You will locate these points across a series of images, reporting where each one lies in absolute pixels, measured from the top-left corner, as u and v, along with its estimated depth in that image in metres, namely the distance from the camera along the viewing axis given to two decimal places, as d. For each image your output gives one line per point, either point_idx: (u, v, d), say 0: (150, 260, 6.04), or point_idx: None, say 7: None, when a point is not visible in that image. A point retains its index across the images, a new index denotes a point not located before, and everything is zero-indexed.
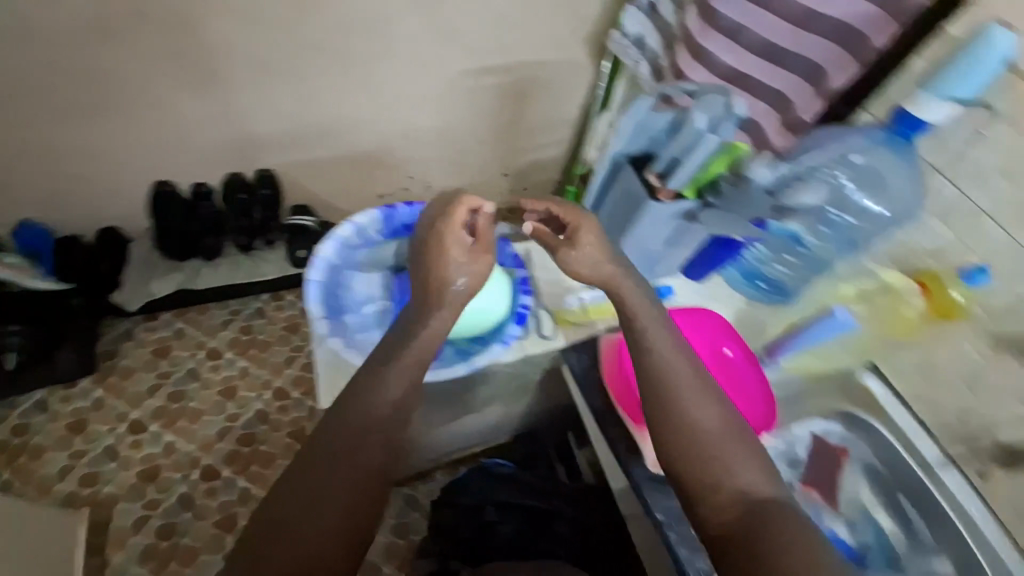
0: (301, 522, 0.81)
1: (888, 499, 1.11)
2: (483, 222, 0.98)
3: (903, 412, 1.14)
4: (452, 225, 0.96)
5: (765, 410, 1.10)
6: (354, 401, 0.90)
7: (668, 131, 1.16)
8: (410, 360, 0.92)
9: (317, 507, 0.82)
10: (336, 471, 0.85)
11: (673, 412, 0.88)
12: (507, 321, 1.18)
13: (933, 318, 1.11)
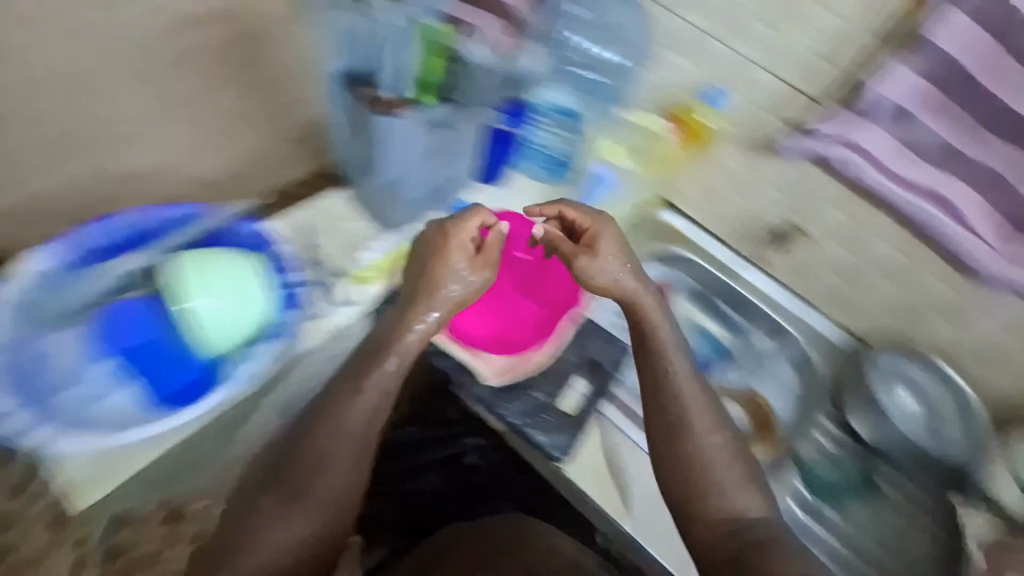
0: (256, 544, 0.82)
1: (721, 343, 1.29)
2: (491, 248, 0.93)
3: (711, 242, 1.28)
4: (461, 235, 0.92)
5: (561, 298, 1.15)
6: (342, 411, 0.88)
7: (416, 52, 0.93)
8: (396, 361, 0.89)
9: (282, 531, 0.82)
10: (329, 472, 0.86)
11: (674, 428, 0.88)
12: (278, 309, 0.92)
13: (686, 143, 1.13)
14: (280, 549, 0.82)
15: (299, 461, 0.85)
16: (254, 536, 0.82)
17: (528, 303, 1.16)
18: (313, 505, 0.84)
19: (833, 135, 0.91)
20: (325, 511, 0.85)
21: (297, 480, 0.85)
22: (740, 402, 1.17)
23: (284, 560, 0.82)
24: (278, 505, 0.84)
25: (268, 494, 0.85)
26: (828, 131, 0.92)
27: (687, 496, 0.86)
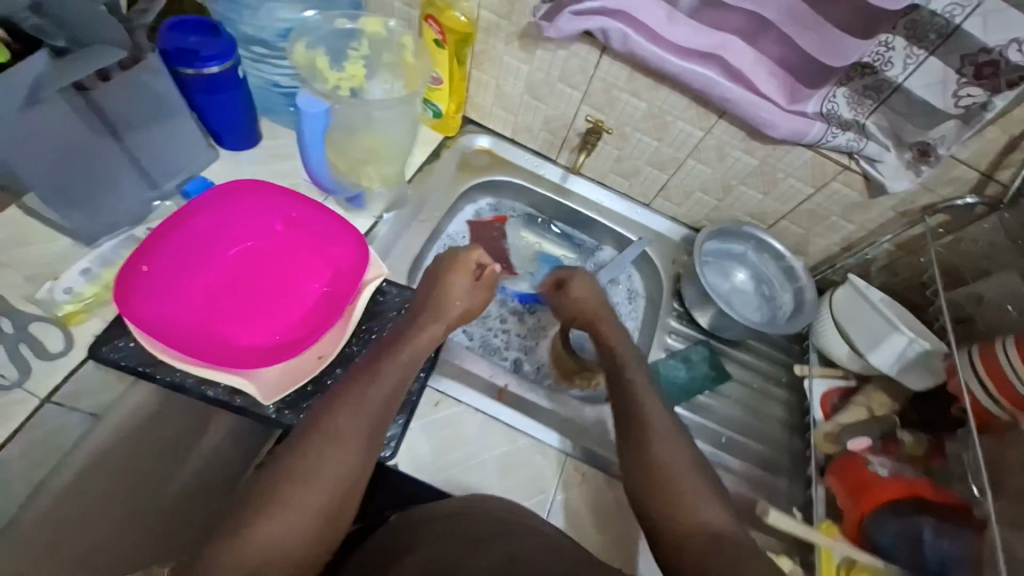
0: (338, 427, 0.53)
1: (762, 362, 0.87)
2: (491, 282, 0.72)
3: (777, 254, 0.88)
4: (449, 283, 0.68)
5: (354, 270, 0.66)
6: (388, 356, 0.60)
7: None
8: (393, 362, 0.59)
9: (357, 418, 0.54)
10: (351, 419, 0.54)
11: (641, 428, 0.61)
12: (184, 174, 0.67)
13: (466, 51, 0.77)
14: (368, 447, 0.54)
15: (399, 349, 0.60)
16: (342, 407, 0.54)
17: (287, 286, 0.66)
18: (390, 403, 0.57)
19: (871, 99, 0.68)
20: (378, 415, 0.55)
21: (401, 372, 0.59)
22: (742, 382, 0.85)
23: (354, 460, 0.52)
24: (369, 375, 0.58)
25: (368, 368, 0.58)
26: (875, 112, 0.69)
27: (666, 489, 0.56)
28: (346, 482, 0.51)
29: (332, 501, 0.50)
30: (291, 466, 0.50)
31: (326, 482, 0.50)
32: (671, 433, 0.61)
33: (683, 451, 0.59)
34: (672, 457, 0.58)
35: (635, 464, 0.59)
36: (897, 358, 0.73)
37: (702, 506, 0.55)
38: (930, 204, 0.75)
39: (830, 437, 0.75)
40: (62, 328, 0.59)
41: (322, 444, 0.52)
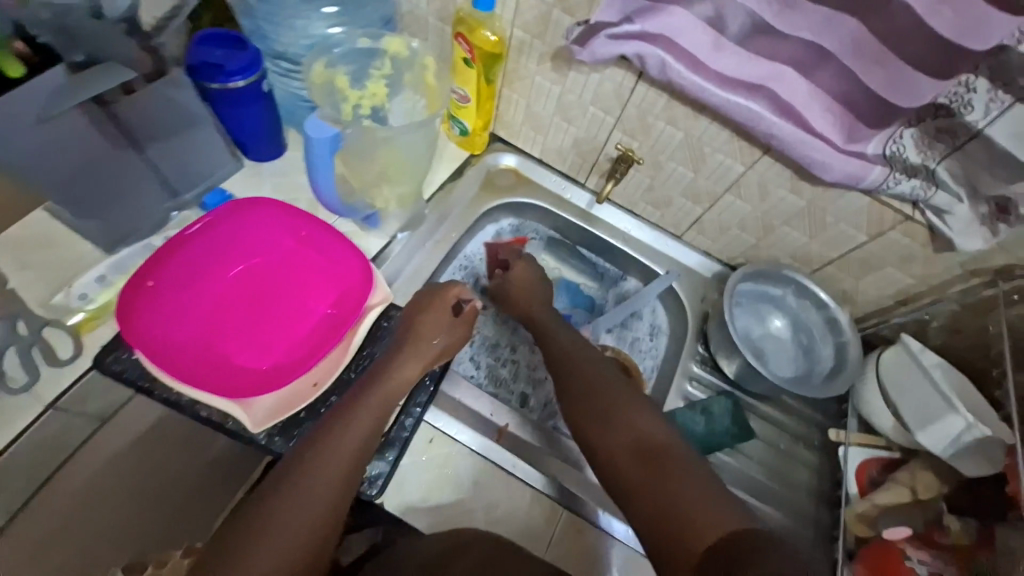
0: (314, 470, 0.50)
1: (791, 420, 0.80)
2: (472, 318, 0.67)
3: (819, 303, 0.80)
4: (422, 315, 0.63)
5: (358, 294, 0.65)
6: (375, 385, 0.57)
7: None
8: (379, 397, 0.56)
9: (339, 454, 0.52)
10: (332, 453, 0.52)
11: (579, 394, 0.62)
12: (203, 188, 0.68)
13: (493, 69, 0.73)
14: (343, 491, 0.51)
15: (377, 386, 0.57)
16: (319, 448, 0.51)
17: (292, 307, 0.65)
18: (367, 445, 0.54)
19: (945, 142, 0.60)
20: (353, 457, 0.52)
21: (380, 412, 0.56)
22: (766, 441, 0.78)
23: (329, 506, 0.49)
24: (348, 413, 0.55)
25: (346, 406, 0.55)
26: (947, 159, 0.61)
27: (603, 412, 0.59)
28: (320, 528, 0.48)
29: (307, 548, 0.47)
30: (266, 509, 0.48)
31: (301, 527, 0.48)
32: (609, 381, 0.62)
33: (624, 392, 0.61)
34: (607, 391, 0.61)
35: (581, 410, 0.60)
36: (950, 442, 0.65)
37: (639, 417, 0.57)
38: (1007, 265, 0.67)
39: (864, 519, 0.68)
40: (73, 335, 0.60)
41: (297, 488, 0.49)
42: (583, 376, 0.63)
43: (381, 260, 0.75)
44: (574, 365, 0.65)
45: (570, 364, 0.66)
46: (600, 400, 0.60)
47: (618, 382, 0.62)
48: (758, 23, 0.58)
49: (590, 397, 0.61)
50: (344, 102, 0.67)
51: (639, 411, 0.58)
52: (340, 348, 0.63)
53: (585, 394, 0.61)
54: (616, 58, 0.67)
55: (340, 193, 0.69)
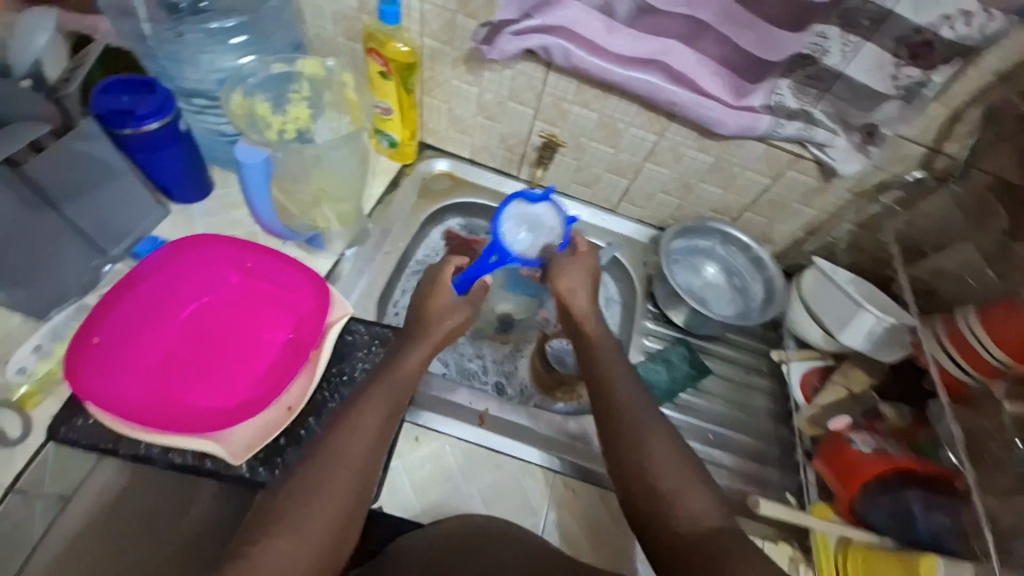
0: (339, 456, 0.51)
1: (739, 353, 0.88)
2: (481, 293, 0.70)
3: (744, 246, 0.89)
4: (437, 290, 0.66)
5: (314, 314, 0.65)
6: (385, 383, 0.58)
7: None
8: (388, 384, 0.58)
9: (355, 442, 0.53)
10: (347, 448, 0.52)
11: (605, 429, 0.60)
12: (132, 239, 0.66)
13: (409, 78, 0.77)
14: (365, 477, 0.52)
15: (385, 379, 0.58)
16: (341, 436, 0.53)
17: (249, 338, 0.65)
18: (386, 434, 0.55)
19: (815, 87, 0.68)
20: (374, 443, 0.54)
21: (394, 401, 0.57)
22: (724, 376, 0.86)
23: (354, 491, 0.51)
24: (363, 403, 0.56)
25: (358, 395, 0.57)
26: (821, 100, 0.69)
27: (655, 490, 0.54)
28: (345, 514, 0.49)
29: (333, 531, 0.48)
30: (288, 492, 0.49)
31: (328, 512, 0.48)
32: (664, 447, 0.57)
33: (672, 452, 0.57)
34: (667, 464, 0.56)
35: (625, 464, 0.57)
36: (867, 337, 0.74)
37: (689, 503, 0.53)
38: (884, 182, 0.76)
39: (814, 421, 0.76)
40: (18, 412, 0.56)
41: (323, 474, 0.50)
42: (625, 424, 0.59)
43: (333, 277, 0.77)
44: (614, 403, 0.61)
45: (608, 402, 0.61)
46: (646, 460, 0.56)
47: (659, 420, 0.59)
48: (644, 5, 0.65)
49: (630, 452, 0.57)
50: (268, 128, 0.67)
51: (693, 492, 0.54)
52: (308, 369, 0.63)
53: (644, 476, 0.55)
54: (524, 53, 0.72)
55: (282, 218, 0.70)
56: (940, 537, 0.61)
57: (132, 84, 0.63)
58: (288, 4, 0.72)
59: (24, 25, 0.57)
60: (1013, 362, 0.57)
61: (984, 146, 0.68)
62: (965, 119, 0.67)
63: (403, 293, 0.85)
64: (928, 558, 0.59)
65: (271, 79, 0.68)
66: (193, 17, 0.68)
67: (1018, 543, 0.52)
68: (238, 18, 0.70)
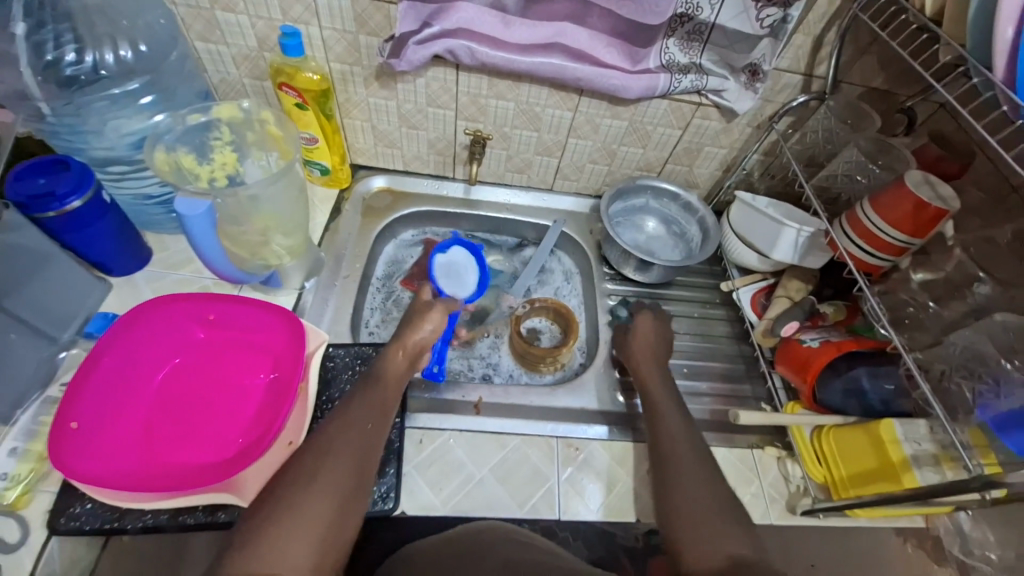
0: (336, 447, 0.55)
1: (695, 292, 0.97)
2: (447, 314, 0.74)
3: (674, 196, 0.97)
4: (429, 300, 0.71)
5: (290, 351, 0.66)
6: (370, 383, 0.63)
7: (27, 46, 0.61)
8: (385, 381, 0.64)
9: (347, 432, 0.57)
10: (338, 437, 0.56)
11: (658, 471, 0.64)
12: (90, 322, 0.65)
13: (325, 103, 0.78)
14: (360, 466, 0.55)
15: (375, 385, 0.63)
16: (336, 430, 0.57)
17: (233, 390, 0.65)
18: (377, 429, 0.59)
19: (697, 40, 0.76)
20: (368, 436, 0.58)
21: (383, 402, 0.62)
22: (685, 315, 0.94)
23: (352, 479, 0.54)
24: (350, 404, 0.61)
25: (348, 399, 0.61)
26: (705, 51, 0.77)
27: (693, 527, 0.57)
28: (344, 498, 0.52)
29: (332, 514, 0.51)
30: (288, 481, 0.52)
31: (328, 494, 0.52)
32: (703, 491, 0.60)
33: (713, 496, 0.60)
34: (704, 504, 0.59)
35: (668, 505, 0.60)
36: (794, 249, 0.83)
37: (720, 539, 0.55)
38: (774, 111, 0.85)
39: (767, 332, 0.84)
40: (11, 515, 0.54)
41: (321, 462, 0.53)
42: (671, 467, 0.64)
43: (299, 312, 0.77)
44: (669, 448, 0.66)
45: (656, 446, 0.67)
46: (687, 498, 0.60)
47: (708, 465, 0.64)
48: None
49: (670, 495, 0.61)
50: (198, 179, 0.67)
51: (730, 530, 0.56)
52: (300, 403, 0.63)
53: (686, 513, 0.58)
54: (431, 59, 0.75)
55: (234, 262, 0.70)
56: (889, 400, 0.70)
57: (44, 165, 0.61)
58: (186, 57, 0.73)
59: None
60: (914, 238, 0.66)
61: (848, 62, 0.77)
62: (827, 40, 0.75)
63: (372, 311, 0.88)
64: (885, 421, 0.67)
65: (187, 133, 0.68)
66: (90, 87, 0.65)
67: (949, 384, 0.61)
68: (141, 79, 0.68)
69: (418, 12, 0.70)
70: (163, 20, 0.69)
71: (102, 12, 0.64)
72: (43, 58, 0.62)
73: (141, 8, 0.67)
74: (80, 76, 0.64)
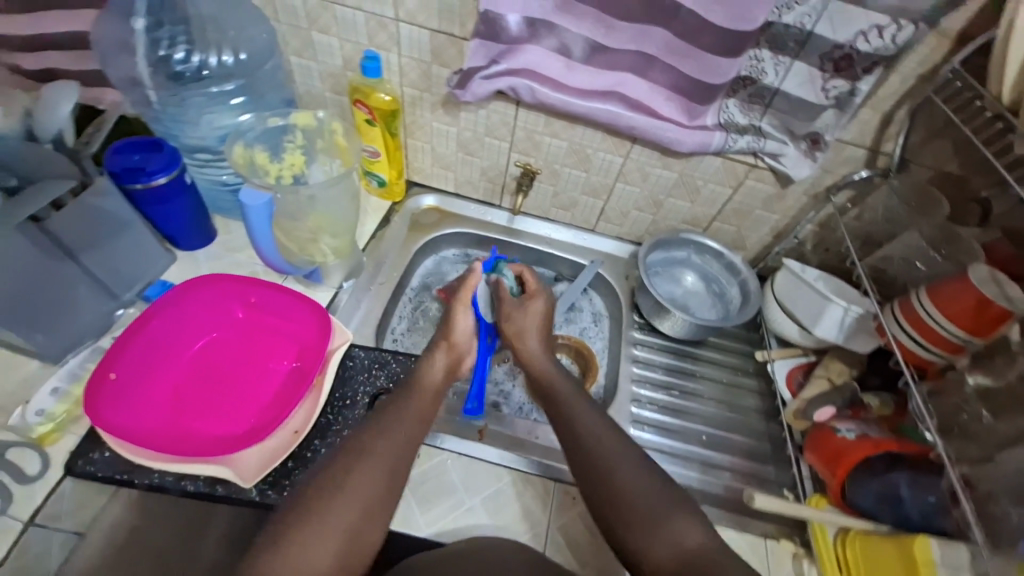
0: (370, 452, 0.56)
1: (727, 356, 0.93)
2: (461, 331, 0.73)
3: (718, 253, 0.94)
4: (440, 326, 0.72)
5: (315, 343, 0.69)
6: (414, 393, 0.64)
7: (149, 43, 0.72)
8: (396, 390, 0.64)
9: (388, 439, 0.58)
10: (380, 442, 0.57)
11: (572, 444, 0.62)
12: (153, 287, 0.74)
13: (391, 122, 0.85)
14: (391, 475, 0.56)
15: (414, 394, 0.64)
16: (371, 434, 0.58)
17: (257, 371, 0.69)
18: (414, 440, 0.60)
19: (758, 104, 0.75)
20: (404, 444, 0.58)
21: (422, 411, 0.63)
22: (714, 379, 0.89)
23: (381, 487, 0.54)
24: (395, 410, 0.61)
25: (388, 404, 0.62)
26: (766, 115, 0.76)
27: (643, 516, 0.54)
28: (369, 506, 0.53)
29: (356, 520, 0.52)
30: (327, 476, 0.54)
31: (356, 501, 0.53)
32: (638, 474, 0.57)
33: (646, 478, 0.57)
34: (643, 491, 0.55)
35: (598, 475, 0.58)
36: (839, 328, 0.78)
37: (673, 527, 0.52)
38: (834, 183, 0.82)
39: (798, 413, 0.79)
40: (37, 449, 0.58)
41: (354, 465, 0.55)
42: (595, 455, 0.59)
43: (333, 309, 0.81)
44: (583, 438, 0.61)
45: (577, 435, 0.62)
46: (620, 480, 0.56)
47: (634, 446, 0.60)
48: (594, 44, 0.73)
49: (602, 476, 0.57)
50: (267, 176, 0.73)
51: (675, 515, 0.53)
52: (312, 395, 0.66)
53: (629, 494, 0.55)
54: (493, 94, 0.80)
55: (283, 255, 0.75)
56: (928, 514, 0.62)
57: (143, 141, 0.69)
58: (280, 68, 0.81)
59: (48, 99, 0.61)
60: (971, 337, 0.61)
61: (918, 144, 0.73)
62: (897, 118, 0.73)
63: (400, 319, 0.91)
64: (922, 540, 0.59)
65: (264, 134, 0.76)
66: (195, 83, 0.75)
67: (997, 509, 0.54)
68: (236, 82, 0.77)
69: (488, 48, 0.74)
70: (265, 35, 0.77)
71: (213, 20, 0.74)
72: (157, 53, 0.73)
73: (248, 24, 0.76)
74: (185, 72, 0.75)
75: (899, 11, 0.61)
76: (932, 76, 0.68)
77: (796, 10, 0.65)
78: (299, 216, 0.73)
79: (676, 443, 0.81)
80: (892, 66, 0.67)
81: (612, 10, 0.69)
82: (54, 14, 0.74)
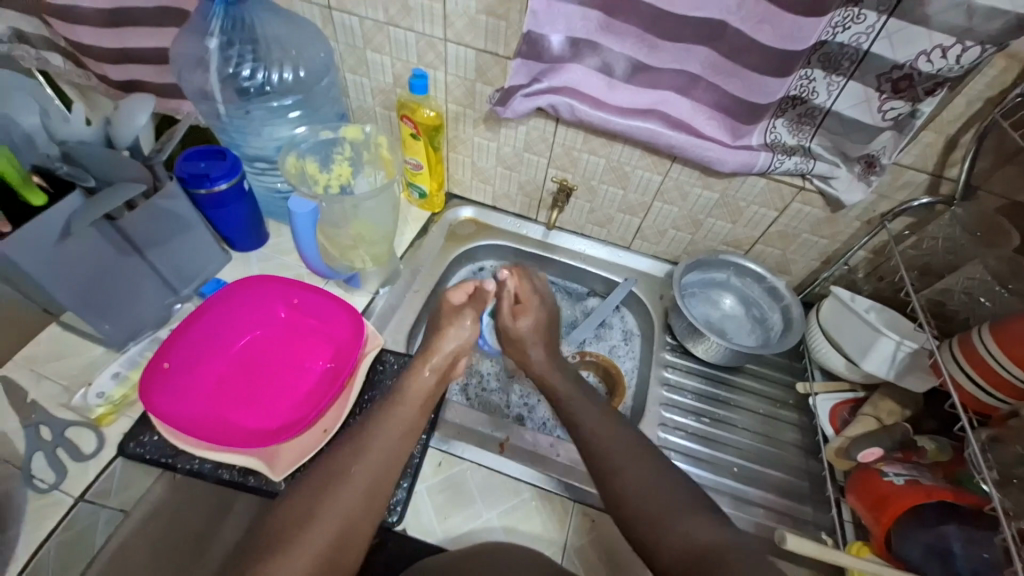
0: (351, 470, 0.58)
1: (765, 386, 0.89)
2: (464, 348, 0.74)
3: (759, 277, 0.90)
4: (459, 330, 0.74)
5: (349, 346, 0.72)
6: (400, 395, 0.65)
7: (221, 60, 0.79)
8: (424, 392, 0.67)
9: (382, 451, 0.60)
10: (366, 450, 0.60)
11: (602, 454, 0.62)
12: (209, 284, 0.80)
13: (433, 137, 0.88)
14: (380, 483, 0.58)
15: (402, 398, 0.65)
16: (352, 454, 0.59)
17: (294, 370, 0.73)
18: (402, 446, 0.62)
19: (808, 125, 0.72)
20: (382, 468, 0.59)
21: (411, 414, 0.64)
22: (749, 409, 0.85)
23: (363, 502, 0.56)
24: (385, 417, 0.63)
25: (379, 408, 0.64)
26: (816, 136, 0.73)
27: (653, 515, 0.55)
28: (354, 516, 0.55)
29: (346, 526, 0.54)
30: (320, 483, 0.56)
31: (348, 505, 0.56)
32: (655, 484, 0.58)
33: (683, 498, 0.57)
34: (658, 492, 0.57)
35: (622, 483, 0.59)
36: (890, 364, 0.73)
37: (688, 523, 0.54)
38: (891, 210, 0.77)
39: (841, 452, 0.73)
40: (95, 429, 0.65)
41: (329, 488, 0.56)
42: (631, 471, 0.59)
43: (368, 313, 0.84)
44: (606, 451, 0.62)
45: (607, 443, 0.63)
46: (637, 499, 0.57)
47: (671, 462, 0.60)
48: (637, 63, 0.72)
49: (618, 484, 0.59)
50: (316, 184, 0.79)
51: (691, 515, 0.54)
52: (343, 395, 0.69)
53: (642, 495, 0.57)
54: (534, 110, 0.81)
55: (325, 259, 0.80)
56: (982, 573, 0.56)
57: (210, 151, 0.76)
58: (335, 84, 0.87)
59: (125, 109, 0.65)
60: None
61: (986, 171, 0.68)
62: (962, 142, 0.68)
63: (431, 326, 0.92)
64: None
65: (316, 146, 0.81)
66: (259, 98, 0.83)
67: None
68: (294, 96, 0.84)
69: (530, 64, 0.75)
70: (324, 54, 0.83)
71: (278, 40, 0.80)
72: (227, 70, 0.80)
73: (309, 43, 0.81)
74: (251, 88, 0.82)
75: (964, 31, 0.57)
76: (1001, 100, 0.63)
77: (851, 29, 0.61)
78: (340, 226, 0.77)
79: (705, 473, 0.78)
80: (957, 87, 0.63)
81: (656, 30, 0.68)
82: (141, 31, 0.83)
